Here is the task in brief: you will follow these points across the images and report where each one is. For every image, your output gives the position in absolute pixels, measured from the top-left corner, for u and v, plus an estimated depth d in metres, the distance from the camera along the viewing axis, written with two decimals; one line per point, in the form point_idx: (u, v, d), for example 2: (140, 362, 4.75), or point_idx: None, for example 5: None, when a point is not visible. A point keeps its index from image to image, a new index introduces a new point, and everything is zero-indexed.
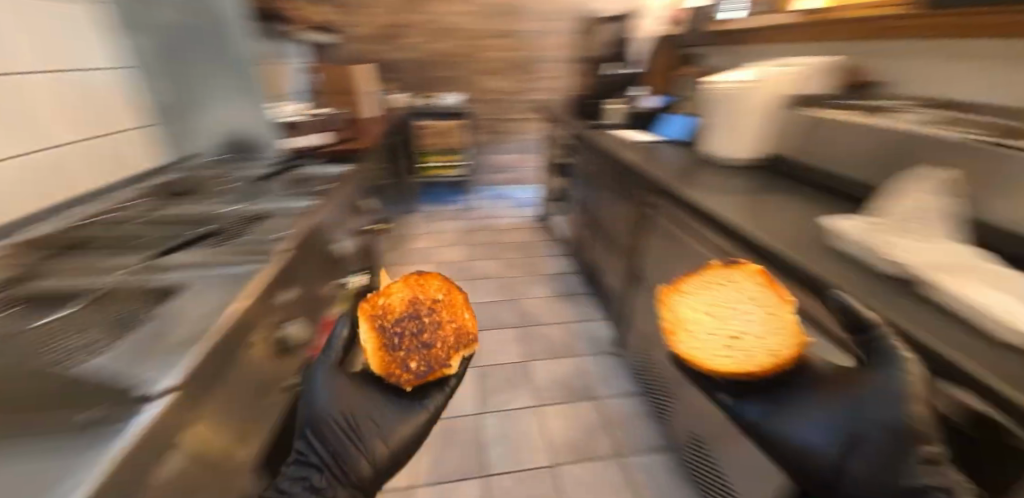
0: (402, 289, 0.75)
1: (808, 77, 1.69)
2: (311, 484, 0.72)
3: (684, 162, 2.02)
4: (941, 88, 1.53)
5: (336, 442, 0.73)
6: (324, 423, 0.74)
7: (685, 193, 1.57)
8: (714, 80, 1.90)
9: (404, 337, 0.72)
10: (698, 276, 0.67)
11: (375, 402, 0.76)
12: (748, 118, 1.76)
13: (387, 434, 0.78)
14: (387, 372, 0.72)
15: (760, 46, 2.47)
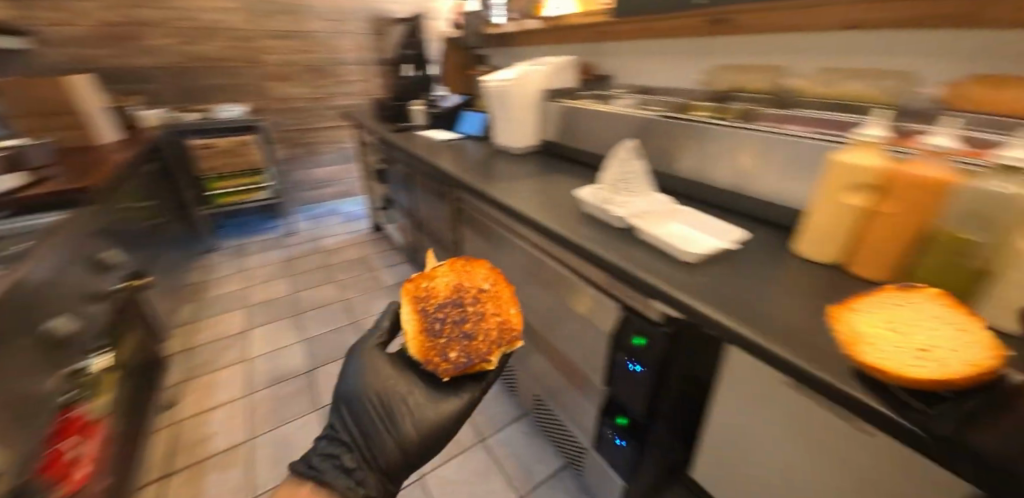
0: (442, 278, 1.14)
1: (556, 74, 2.05)
2: (339, 461, 1.13)
3: (484, 155, 2.16)
4: (650, 78, 2.00)
5: (373, 422, 1.13)
6: (360, 413, 1.16)
7: (485, 186, 1.68)
8: (488, 78, 2.05)
9: (445, 324, 1.04)
10: (874, 296, 0.72)
11: (396, 404, 1.12)
12: (520, 110, 2.00)
13: (399, 431, 1.11)
14: (423, 353, 1.01)
15: (529, 47, 2.77)
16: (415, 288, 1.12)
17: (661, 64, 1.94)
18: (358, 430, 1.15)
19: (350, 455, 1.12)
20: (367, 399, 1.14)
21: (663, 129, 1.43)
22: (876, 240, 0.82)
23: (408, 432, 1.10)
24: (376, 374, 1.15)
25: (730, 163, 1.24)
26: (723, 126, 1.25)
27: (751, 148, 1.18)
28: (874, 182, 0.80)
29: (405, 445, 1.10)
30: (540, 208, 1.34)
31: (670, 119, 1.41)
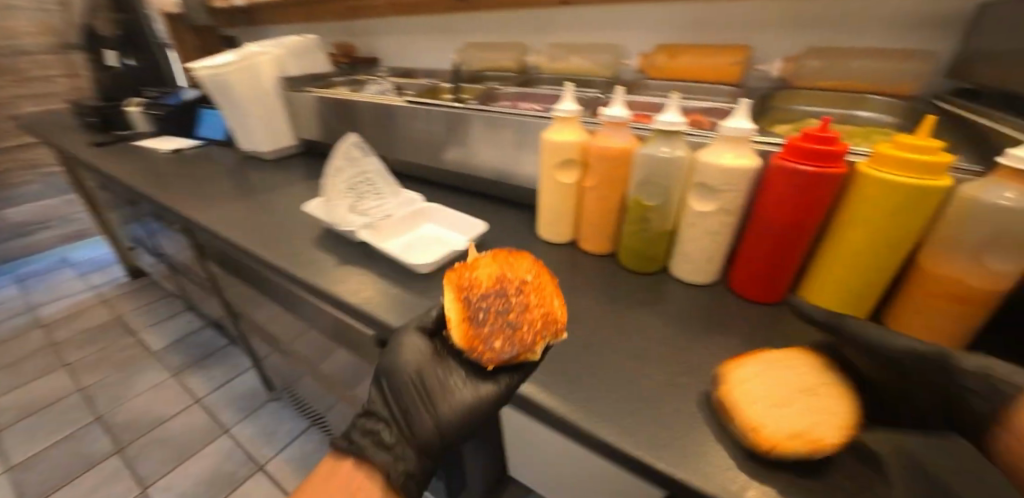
0: (483, 264, 0.69)
1: (297, 55, 1.55)
2: (378, 439, 0.68)
3: (218, 163, 1.65)
4: (404, 59, 1.78)
5: (407, 399, 0.68)
6: (393, 390, 0.69)
7: (211, 213, 1.23)
8: (204, 65, 1.38)
9: (487, 311, 0.63)
10: (736, 397, 0.52)
11: (431, 382, 0.66)
12: (254, 103, 1.45)
13: (452, 411, 0.64)
14: (467, 344, 0.61)
15: (270, 23, 2.23)
16: (455, 275, 0.68)
17: (412, 43, 1.72)
18: (395, 409, 0.68)
19: (388, 434, 0.68)
20: (401, 378, 0.67)
21: (413, 118, 1.25)
22: (589, 213, 0.84)
23: (449, 425, 0.64)
24: (403, 346, 0.67)
25: (480, 149, 1.17)
26: (467, 108, 1.16)
27: (494, 129, 1.11)
28: (578, 157, 0.82)
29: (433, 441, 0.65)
30: (277, 239, 1.00)
31: (418, 103, 1.25)
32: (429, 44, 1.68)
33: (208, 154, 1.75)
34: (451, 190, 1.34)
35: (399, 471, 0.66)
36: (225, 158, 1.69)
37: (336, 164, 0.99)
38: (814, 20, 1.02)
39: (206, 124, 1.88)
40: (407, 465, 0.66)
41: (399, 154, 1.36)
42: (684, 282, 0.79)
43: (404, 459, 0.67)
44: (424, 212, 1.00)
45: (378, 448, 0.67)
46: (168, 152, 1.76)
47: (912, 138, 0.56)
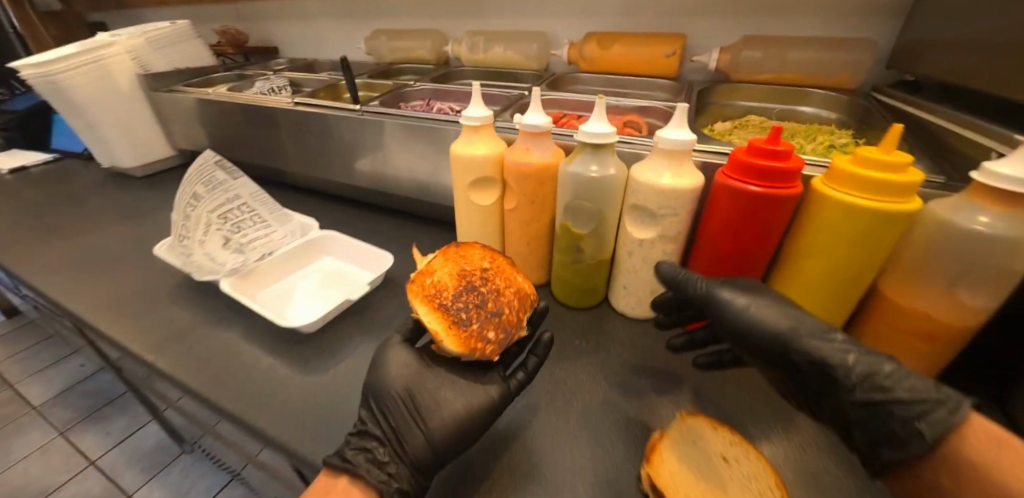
0: (441, 264, 0.57)
1: (162, 45, 1.27)
2: (370, 459, 0.47)
3: (73, 183, 1.33)
4: (306, 51, 1.53)
5: (404, 411, 0.51)
6: (386, 401, 0.51)
7: (46, 255, 0.95)
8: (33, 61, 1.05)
9: (465, 304, 0.53)
10: None
11: (434, 387, 0.52)
12: (106, 108, 1.16)
13: (451, 421, 0.49)
14: (463, 347, 0.50)
15: (140, 10, 1.87)
16: (415, 284, 0.55)
17: (315, 30, 1.47)
18: (386, 419, 0.50)
19: (383, 449, 0.48)
20: (390, 387, 0.51)
21: (308, 123, 1.04)
22: (512, 240, 0.70)
23: (448, 441, 0.48)
24: (380, 352, 0.55)
25: (391, 159, 1.00)
26: (373, 108, 0.97)
27: (406, 137, 0.94)
28: (495, 175, 0.67)
29: (441, 452, 0.48)
30: (121, 294, 0.77)
31: (314, 103, 1.04)
32: (335, 31, 1.44)
33: (61, 171, 1.42)
34: (365, 208, 1.15)
35: (396, 491, 0.45)
36: (84, 176, 1.38)
37: (192, 192, 0.78)
38: (748, 7, 0.93)
39: (61, 134, 1.55)
40: (410, 483, 0.46)
41: (299, 167, 1.14)
42: (626, 316, 0.68)
43: (404, 477, 0.46)
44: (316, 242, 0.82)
45: (371, 465, 0.46)
46: (6, 172, 1.40)
47: (875, 152, 0.47)
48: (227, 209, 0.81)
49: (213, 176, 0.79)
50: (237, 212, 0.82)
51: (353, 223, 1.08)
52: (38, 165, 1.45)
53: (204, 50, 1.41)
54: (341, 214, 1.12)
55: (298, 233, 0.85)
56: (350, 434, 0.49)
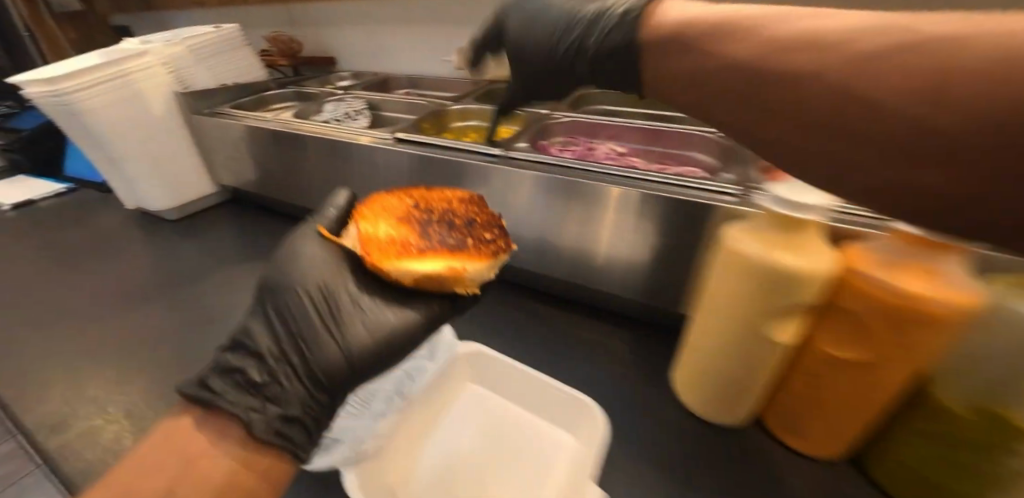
0: (370, 231, 0.48)
1: (204, 57, 1.01)
2: (244, 379, 0.45)
3: (88, 226, 1.08)
4: (369, 62, 1.25)
5: (298, 315, 0.47)
6: (286, 303, 0.48)
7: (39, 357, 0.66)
8: (41, 78, 0.79)
9: (451, 230, 0.49)
10: None
11: (345, 297, 0.48)
12: (131, 135, 0.89)
13: (372, 332, 0.46)
14: (484, 256, 0.48)
15: (173, 14, 1.62)
16: (370, 257, 0.45)
17: (386, 36, 1.17)
18: (287, 333, 0.47)
19: (258, 369, 0.45)
20: (295, 290, 0.48)
21: (400, 166, 0.74)
22: (796, 386, 0.45)
23: (366, 353, 0.46)
24: (291, 254, 0.51)
25: (532, 224, 0.67)
26: (523, 153, 0.68)
27: (572, 199, 0.61)
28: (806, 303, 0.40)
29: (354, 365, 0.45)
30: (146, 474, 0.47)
31: (429, 139, 0.74)
32: (412, 38, 1.13)
33: (74, 207, 1.17)
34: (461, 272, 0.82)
35: (275, 417, 0.43)
36: (103, 215, 1.12)
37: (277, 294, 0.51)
38: None
39: (76, 158, 1.30)
40: (299, 407, 0.44)
41: None
42: None
43: (292, 399, 0.44)
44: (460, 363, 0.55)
45: (242, 390, 0.44)
46: (9, 207, 1.15)
47: None
48: None
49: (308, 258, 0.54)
50: None
51: None
52: (46, 198, 1.20)
53: (251, 60, 1.14)
54: None
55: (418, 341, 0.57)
56: (233, 355, 0.47)
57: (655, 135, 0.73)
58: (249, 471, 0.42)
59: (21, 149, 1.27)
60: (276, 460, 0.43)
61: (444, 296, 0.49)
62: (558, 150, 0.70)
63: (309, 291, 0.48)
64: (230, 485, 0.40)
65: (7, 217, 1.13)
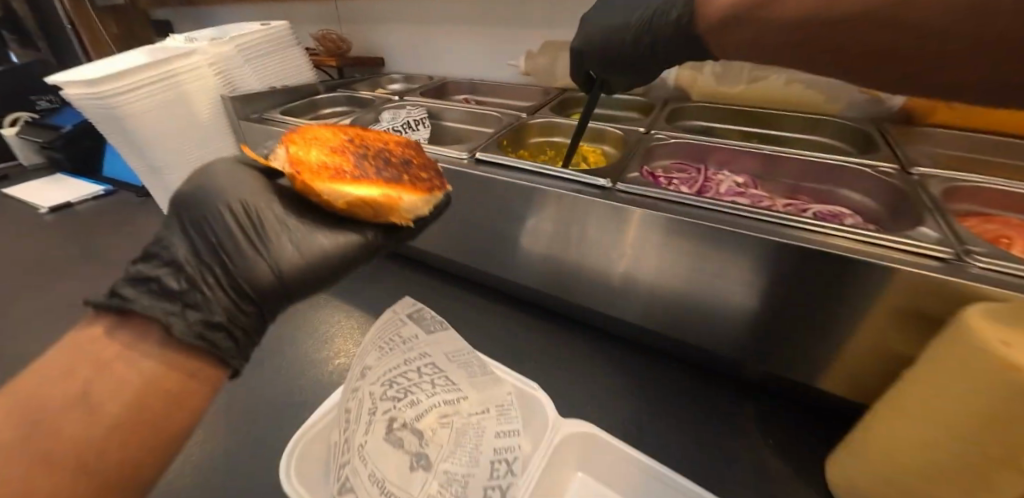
0: (297, 154, 0.44)
1: (253, 57, 0.94)
2: (157, 288, 0.37)
3: (125, 234, 1.02)
4: (420, 63, 1.16)
5: (216, 223, 0.41)
6: (205, 216, 0.41)
7: None
8: (86, 77, 0.71)
9: (388, 165, 0.46)
10: None
11: (266, 217, 0.42)
12: (173, 141, 0.82)
13: (297, 244, 0.41)
14: (421, 190, 0.46)
15: (210, 6, 1.55)
16: (298, 176, 0.41)
17: (441, 36, 1.08)
18: (204, 244, 0.41)
19: (178, 277, 0.38)
20: (213, 204, 0.42)
21: (485, 190, 0.66)
22: None
23: (303, 272, 0.41)
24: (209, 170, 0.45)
25: (642, 270, 0.58)
26: (636, 183, 0.58)
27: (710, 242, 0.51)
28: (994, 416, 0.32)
29: (286, 278, 0.41)
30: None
31: (521, 163, 0.66)
32: (472, 38, 1.03)
33: (110, 212, 1.11)
34: (537, 311, 0.73)
35: (197, 325, 0.36)
36: (140, 222, 1.06)
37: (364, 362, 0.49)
38: None
39: (112, 158, 1.24)
40: (224, 315, 0.38)
41: (440, 242, 0.76)
42: None
43: (215, 306, 0.38)
44: (573, 448, 0.46)
45: (155, 298, 0.36)
46: (46, 210, 1.10)
47: None
48: (398, 371, 0.48)
49: (394, 330, 0.50)
50: (414, 374, 0.48)
51: (531, 343, 0.67)
52: (84, 201, 1.15)
53: (300, 62, 1.05)
54: (500, 321, 0.71)
55: (513, 411, 0.47)
56: (145, 268, 0.39)
57: (788, 165, 0.62)
58: (176, 375, 0.35)
59: (61, 146, 1.20)
60: (205, 366, 0.36)
61: (376, 228, 0.45)
62: (673, 183, 0.62)
63: (220, 200, 0.42)
64: (151, 391, 0.33)
65: (43, 221, 1.08)
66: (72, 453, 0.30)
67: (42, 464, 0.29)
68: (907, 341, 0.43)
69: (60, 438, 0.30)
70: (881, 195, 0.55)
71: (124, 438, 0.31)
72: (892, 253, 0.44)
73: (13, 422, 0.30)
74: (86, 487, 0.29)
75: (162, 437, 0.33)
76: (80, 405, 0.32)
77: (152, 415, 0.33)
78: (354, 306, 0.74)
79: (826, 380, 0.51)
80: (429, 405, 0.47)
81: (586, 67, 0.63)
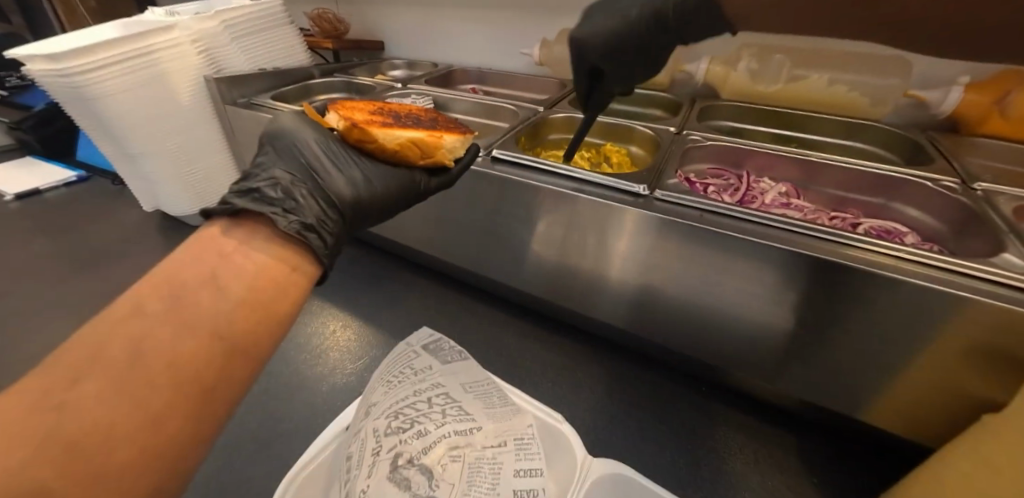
0: (347, 113, 0.49)
1: (240, 34, 0.86)
2: (256, 195, 0.37)
3: (99, 224, 0.94)
4: (422, 50, 1.09)
5: (306, 154, 0.44)
6: (293, 149, 0.44)
7: None
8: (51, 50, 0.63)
9: (421, 119, 0.52)
10: None
11: (341, 149, 0.46)
12: (157, 126, 0.75)
13: (367, 174, 0.45)
14: (458, 133, 0.52)
15: None
16: (353, 128, 0.46)
17: (445, 19, 1.01)
18: (296, 168, 0.42)
19: (275, 187, 0.39)
20: (300, 137, 0.45)
21: (496, 191, 0.60)
22: None
23: (368, 197, 0.44)
24: (280, 115, 0.49)
25: (679, 286, 0.52)
26: (675, 190, 0.53)
27: (760, 263, 0.46)
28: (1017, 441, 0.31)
29: (363, 198, 0.43)
30: None
31: (546, 164, 0.59)
32: (480, 23, 0.96)
33: (83, 200, 1.02)
34: (549, 321, 0.68)
35: (298, 222, 0.36)
36: (117, 212, 0.98)
37: (370, 394, 0.42)
38: None
39: (86, 141, 1.15)
40: (316, 220, 0.38)
41: (445, 245, 0.69)
42: None
43: (309, 211, 0.38)
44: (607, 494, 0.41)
45: (259, 200, 0.37)
46: (11, 197, 1.01)
47: None
48: (406, 402, 0.42)
49: (406, 362, 0.45)
50: (424, 404, 0.42)
51: (544, 359, 0.62)
52: (55, 188, 1.06)
53: (294, 43, 0.97)
54: (510, 333, 0.66)
55: (533, 447, 0.41)
56: (243, 183, 0.40)
57: (835, 175, 0.58)
58: (288, 265, 0.34)
59: (30, 127, 1.11)
60: (307, 265, 0.36)
61: (424, 170, 0.50)
62: (710, 191, 0.57)
63: (302, 138, 0.45)
64: (268, 279, 0.32)
65: (9, 208, 0.99)
66: (210, 325, 0.29)
67: (185, 333, 0.28)
68: (984, 381, 0.39)
69: (197, 309, 0.29)
70: (945, 213, 0.51)
71: (251, 316, 0.30)
72: (979, 284, 0.39)
73: (155, 289, 0.30)
74: (220, 357, 0.28)
75: (281, 319, 0.32)
76: (211, 282, 0.31)
77: (272, 300, 0.32)
78: (352, 313, 0.68)
79: (871, 414, 0.47)
80: (439, 436, 0.41)
81: (589, 60, 0.53)
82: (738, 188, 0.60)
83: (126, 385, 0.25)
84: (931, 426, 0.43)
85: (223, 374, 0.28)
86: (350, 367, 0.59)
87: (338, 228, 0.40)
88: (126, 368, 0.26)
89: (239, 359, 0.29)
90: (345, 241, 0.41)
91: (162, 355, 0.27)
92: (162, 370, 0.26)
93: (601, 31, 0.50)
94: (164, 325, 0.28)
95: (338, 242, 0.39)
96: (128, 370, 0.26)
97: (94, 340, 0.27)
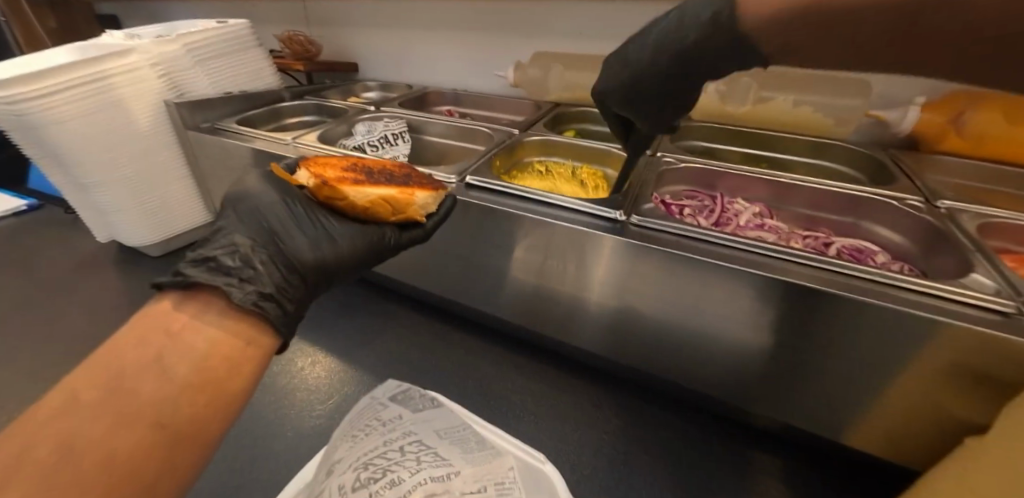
0: (318, 168, 0.47)
1: (202, 58, 0.83)
2: (212, 266, 0.35)
3: (51, 256, 0.88)
4: (397, 72, 1.07)
5: (271, 215, 0.42)
6: (255, 209, 0.42)
7: None
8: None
9: (394, 174, 0.49)
10: None
11: (305, 210, 0.44)
12: (112, 154, 0.71)
13: (332, 237, 0.43)
14: (431, 189, 0.49)
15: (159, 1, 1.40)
16: (321, 183, 0.43)
17: (420, 42, 1.00)
18: (258, 229, 0.40)
19: (233, 255, 0.37)
20: (259, 201, 0.43)
21: (472, 218, 0.59)
22: None
23: (332, 259, 0.42)
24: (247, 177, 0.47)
25: (662, 310, 0.51)
26: (651, 215, 0.52)
27: (740, 289, 0.45)
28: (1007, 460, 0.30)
29: (327, 262, 0.41)
30: None
31: (521, 191, 0.58)
32: (456, 46, 0.96)
33: (32, 232, 0.95)
34: (530, 349, 0.66)
35: (254, 294, 0.34)
36: (70, 243, 0.92)
37: (338, 450, 0.41)
38: None
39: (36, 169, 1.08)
40: (275, 288, 0.36)
41: (421, 273, 0.67)
42: None
43: (267, 279, 0.36)
44: None
45: (215, 273, 0.35)
46: None
47: None
48: (375, 452, 0.39)
49: (374, 414, 0.44)
50: (396, 453, 0.39)
51: (525, 392, 0.60)
52: None
53: (261, 66, 0.95)
54: (489, 363, 0.64)
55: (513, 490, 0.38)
56: (199, 248, 0.38)
57: (806, 197, 0.58)
58: (240, 339, 0.33)
59: None
60: (263, 337, 0.34)
61: (395, 225, 0.47)
62: (686, 213, 0.57)
63: (265, 200, 0.43)
64: (220, 357, 0.31)
65: None
66: (151, 413, 0.27)
67: (127, 423, 0.27)
68: (964, 404, 0.38)
69: (139, 397, 0.27)
70: (913, 230, 0.52)
71: (201, 397, 0.29)
72: (954, 307, 0.39)
73: (95, 378, 0.28)
74: (166, 442, 0.27)
75: (234, 394, 0.31)
76: (155, 368, 0.29)
77: (223, 377, 0.31)
78: (323, 349, 0.65)
79: (856, 438, 0.46)
80: (414, 484, 0.36)
81: (611, 109, 0.53)
82: (716, 209, 0.60)
83: (55, 485, 0.23)
84: (911, 448, 0.43)
85: (163, 467, 0.26)
86: (319, 409, 0.56)
87: (299, 295, 0.38)
88: (57, 469, 0.24)
89: (189, 442, 0.28)
90: (307, 307, 0.39)
91: (100, 451, 0.25)
92: (94, 468, 0.24)
93: (617, 81, 0.49)
94: (101, 416, 0.26)
95: (298, 308, 0.38)
96: (59, 472, 0.24)
97: (24, 434, 0.25)
